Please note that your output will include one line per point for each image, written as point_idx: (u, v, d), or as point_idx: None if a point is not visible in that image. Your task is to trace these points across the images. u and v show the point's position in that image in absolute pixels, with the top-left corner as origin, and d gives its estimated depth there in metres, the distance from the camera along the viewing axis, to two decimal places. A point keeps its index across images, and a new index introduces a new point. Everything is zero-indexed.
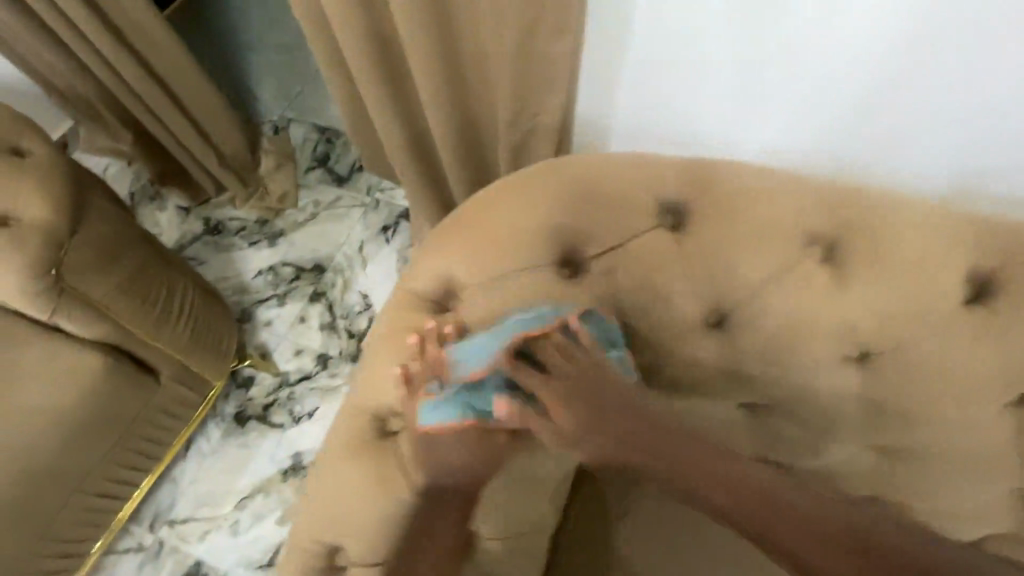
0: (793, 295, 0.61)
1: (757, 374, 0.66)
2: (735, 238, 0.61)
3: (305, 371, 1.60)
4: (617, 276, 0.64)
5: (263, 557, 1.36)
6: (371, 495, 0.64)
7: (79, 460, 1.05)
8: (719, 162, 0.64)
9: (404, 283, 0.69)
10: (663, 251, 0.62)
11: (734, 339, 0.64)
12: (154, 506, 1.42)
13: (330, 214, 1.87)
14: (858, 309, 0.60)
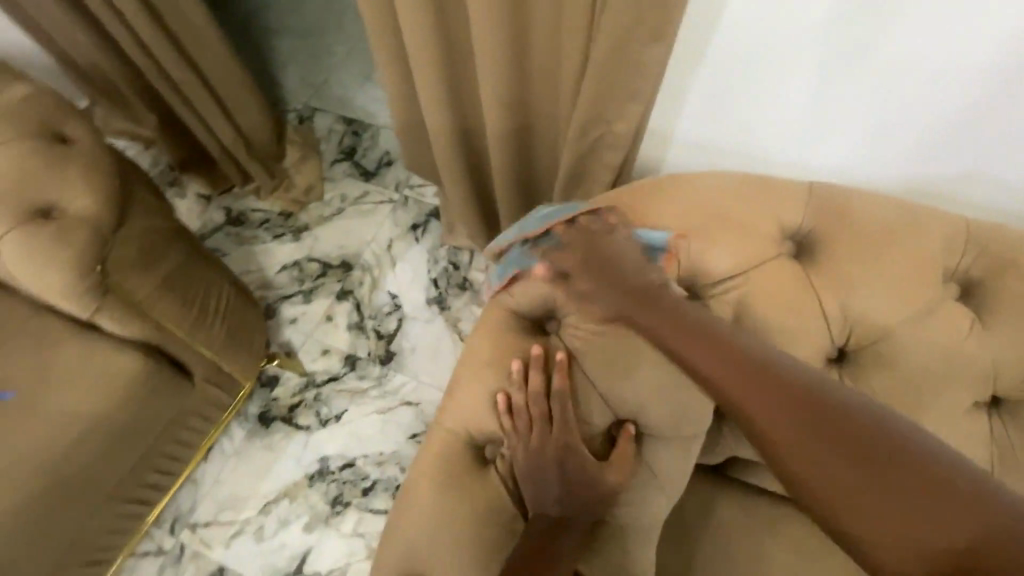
0: (928, 334, 0.64)
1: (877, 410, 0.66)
2: (861, 276, 0.65)
3: (333, 372, 1.55)
4: (742, 305, 0.67)
5: (291, 564, 1.31)
6: (462, 524, 0.66)
7: (113, 469, 1.01)
8: (844, 201, 0.67)
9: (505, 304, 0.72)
10: (789, 282, 0.66)
11: (859, 373, 0.67)
12: (175, 508, 1.37)
13: (357, 209, 1.81)
14: (995, 349, 0.63)
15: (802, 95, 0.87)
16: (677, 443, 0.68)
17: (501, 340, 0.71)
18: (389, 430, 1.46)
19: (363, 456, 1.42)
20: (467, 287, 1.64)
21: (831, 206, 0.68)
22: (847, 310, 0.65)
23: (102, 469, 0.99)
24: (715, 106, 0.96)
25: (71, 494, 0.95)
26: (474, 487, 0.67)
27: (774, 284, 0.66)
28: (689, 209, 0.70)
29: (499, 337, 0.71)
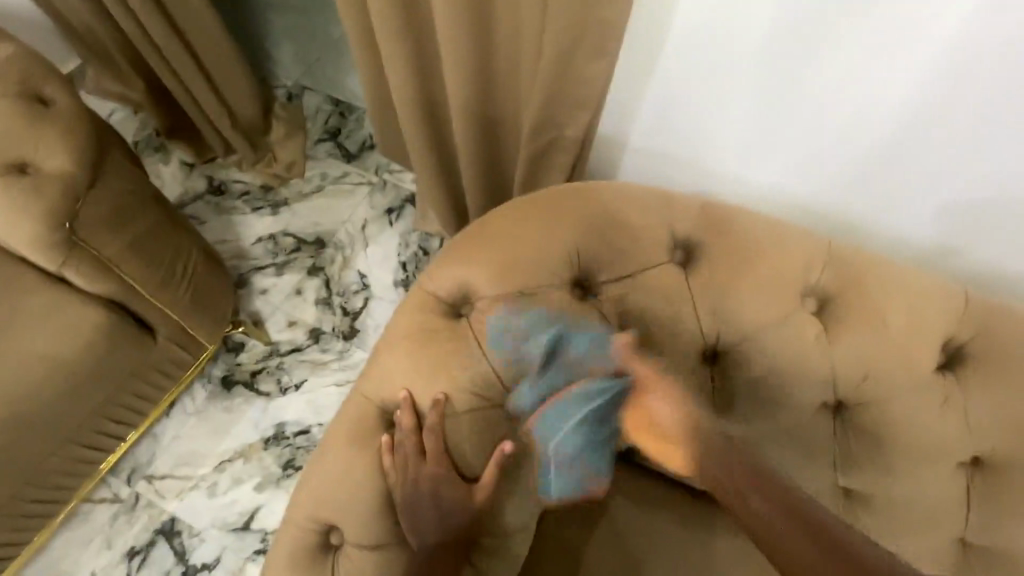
0: (791, 344, 0.72)
1: (749, 407, 0.74)
2: (740, 284, 0.72)
3: (296, 343, 1.62)
4: (627, 301, 0.72)
5: (240, 519, 1.38)
6: (370, 490, 0.70)
7: (66, 416, 1.07)
8: (737, 215, 0.75)
9: (423, 285, 0.75)
10: (673, 283, 0.72)
11: (730, 371, 0.73)
12: (134, 459, 1.44)
13: (336, 189, 1.87)
14: (850, 363, 0.71)
15: (733, 117, 0.94)
16: None
17: (418, 320, 0.73)
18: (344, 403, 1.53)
19: (318, 424, 1.50)
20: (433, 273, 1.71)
21: (727, 218, 0.75)
22: (724, 315, 0.72)
23: (55, 414, 1.05)
24: (658, 122, 1.03)
25: (23, 435, 1.01)
26: None
27: (661, 285, 0.72)
28: (596, 212, 0.74)
29: (417, 317, 0.73)
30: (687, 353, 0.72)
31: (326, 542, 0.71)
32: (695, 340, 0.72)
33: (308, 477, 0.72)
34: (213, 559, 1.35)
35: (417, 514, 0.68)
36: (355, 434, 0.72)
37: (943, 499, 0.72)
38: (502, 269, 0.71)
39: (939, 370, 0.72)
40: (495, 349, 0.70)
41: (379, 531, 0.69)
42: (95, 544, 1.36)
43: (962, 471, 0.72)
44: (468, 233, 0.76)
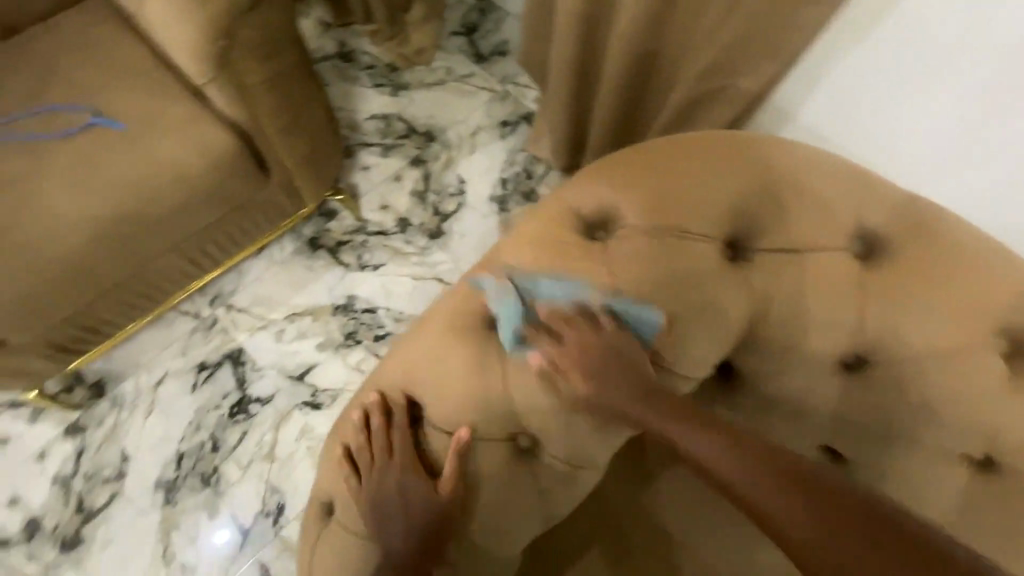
0: (953, 382, 0.64)
1: (871, 433, 0.69)
2: (911, 301, 0.64)
3: (384, 227, 1.64)
4: (779, 279, 0.65)
5: (297, 368, 1.46)
6: (456, 379, 0.67)
7: (179, 228, 1.12)
8: (932, 218, 0.67)
9: (563, 199, 0.70)
10: (844, 275, 0.65)
11: (867, 388, 0.67)
12: (218, 286, 1.53)
13: (457, 87, 1.84)
14: (1010, 419, 0.63)
15: (942, 113, 0.82)
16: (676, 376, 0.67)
17: (551, 230, 0.68)
18: (415, 295, 1.56)
19: (386, 308, 1.54)
20: (532, 198, 1.69)
21: (918, 224, 0.66)
22: (886, 325, 0.65)
23: (171, 224, 1.10)
24: (847, 101, 0.92)
25: (141, 233, 1.07)
26: None
27: (829, 276, 0.65)
28: (774, 170, 0.67)
29: (548, 228, 0.69)
30: (825, 350, 0.66)
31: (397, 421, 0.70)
32: (839, 340, 0.66)
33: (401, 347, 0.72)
34: (267, 395, 1.43)
35: (493, 430, 0.68)
36: (455, 327, 0.70)
37: None
38: (650, 204, 0.66)
39: None
40: (628, 289, 0.64)
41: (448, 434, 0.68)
42: (173, 348, 1.46)
43: None
44: (618, 157, 0.70)
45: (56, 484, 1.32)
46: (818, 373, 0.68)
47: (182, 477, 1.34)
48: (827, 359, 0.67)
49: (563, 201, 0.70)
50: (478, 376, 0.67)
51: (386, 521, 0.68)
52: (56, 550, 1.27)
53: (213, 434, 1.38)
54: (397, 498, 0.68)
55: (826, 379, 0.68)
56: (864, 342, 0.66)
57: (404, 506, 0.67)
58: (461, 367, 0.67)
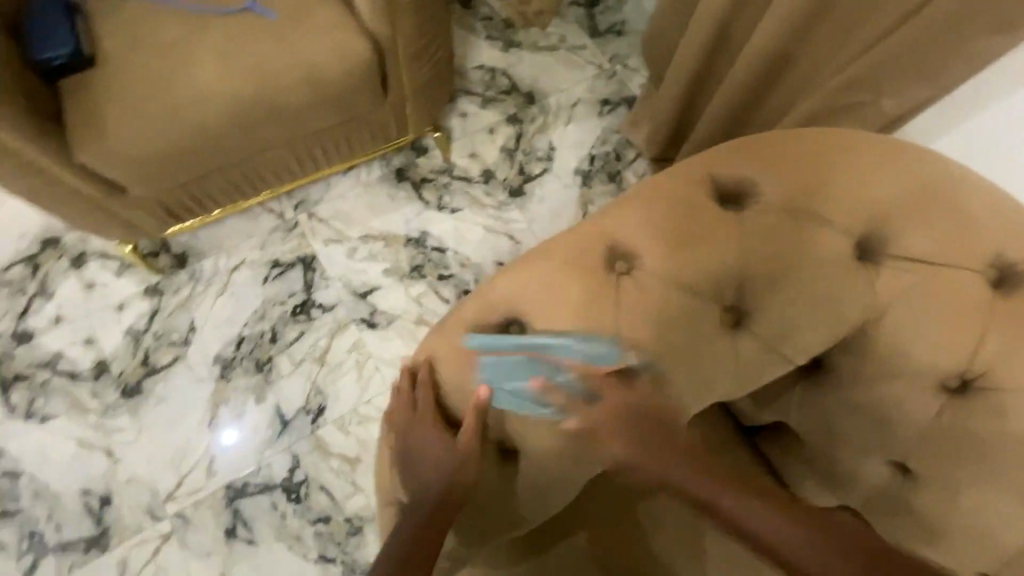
0: None
1: (954, 479, 0.65)
2: None
3: (468, 174, 1.68)
4: (908, 288, 0.62)
5: (361, 287, 1.52)
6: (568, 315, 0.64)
7: (297, 125, 1.17)
8: None
9: (702, 161, 0.67)
10: (975, 298, 0.62)
11: (967, 422, 0.64)
12: (305, 193, 1.60)
13: (566, 57, 1.85)
14: None
15: None
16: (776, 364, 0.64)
17: (686, 187, 0.66)
18: (485, 245, 1.60)
19: (455, 251, 1.58)
20: (616, 180, 1.70)
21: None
22: (1004, 356, 0.62)
23: (290, 120, 1.14)
24: (984, 142, 0.93)
25: (263, 120, 1.12)
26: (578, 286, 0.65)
27: (960, 295, 0.62)
28: (924, 183, 0.65)
29: (684, 184, 0.66)
30: (932, 372, 0.63)
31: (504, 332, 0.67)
32: (950, 365, 0.63)
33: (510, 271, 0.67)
34: (329, 304, 1.49)
35: None
36: (570, 261, 0.66)
37: None
38: (793, 183, 0.64)
39: None
40: (750, 262, 0.62)
41: None
42: (253, 239, 1.54)
43: None
44: (769, 133, 0.68)
45: (128, 335, 1.42)
46: (914, 404, 0.65)
47: (239, 359, 1.42)
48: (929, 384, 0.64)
49: (703, 160, 0.67)
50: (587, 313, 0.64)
51: (420, 475, 0.66)
52: (116, 394, 1.37)
53: (273, 327, 1.46)
54: (433, 456, 0.65)
55: (923, 403, 0.64)
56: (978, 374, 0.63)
57: (433, 458, 0.65)
58: (576, 298, 0.64)
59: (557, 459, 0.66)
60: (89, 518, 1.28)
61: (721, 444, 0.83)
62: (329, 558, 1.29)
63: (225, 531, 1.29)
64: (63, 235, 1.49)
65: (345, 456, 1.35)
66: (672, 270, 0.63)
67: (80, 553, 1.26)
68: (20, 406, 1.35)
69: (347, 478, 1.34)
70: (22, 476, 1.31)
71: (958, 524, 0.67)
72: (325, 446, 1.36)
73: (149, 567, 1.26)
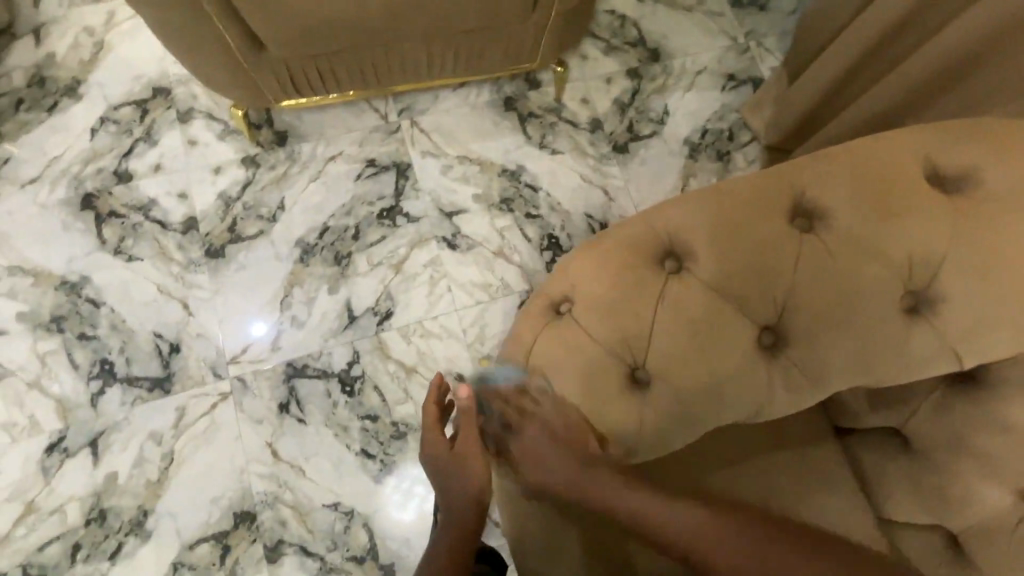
0: None
1: None
2: None
3: (576, 119, 1.63)
4: None
5: (449, 206, 1.50)
6: (737, 257, 0.62)
7: (441, 22, 1.14)
8: None
9: (918, 138, 0.64)
10: None
11: None
12: (412, 101, 1.57)
13: (702, 20, 1.75)
14: None
15: None
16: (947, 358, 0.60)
17: (897, 159, 0.62)
18: (578, 195, 1.56)
19: (547, 193, 1.55)
20: (724, 159, 1.62)
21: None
22: None
23: (437, 14, 1.12)
24: None
25: (412, 8, 1.09)
26: (756, 231, 0.62)
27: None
28: None
29: (895, 155, 0.63)
30: None
31: (659, 266, 0.64)
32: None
33: (684, 204, 0.65)
34: (415, 215, 1.49)
35: (742, 303, 0.62)
36: (751, 202, 0.63)
37: None
38: (1015, 178, 0.60)
39: None
40: (950, 248, 0.59)
41: (695, 292, 0.62)
42: (354, 134, 1.53)
43: None
44: (994, 126, 0.64)
45: (220, 199, 1.44)
46: None
47: (320, 247, 1.44)
48: None
49: (915, 138, 0.64)
50: (758, 258, 0.61)
51: (451, 484, 0.68)
52: (201, 251, 1.41)
53: (358, 224, 1.46)
54: (465, 479, 0.68)
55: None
56: None
57: (467, 472, 0.68)
58: (753, 241, 0.61)
59: (685, 405, 0.63)
60: (158, 360, 1.34)
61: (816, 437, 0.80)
62: (370, 454, 1.32)
63: (279, 405, 1.33)
64: (176, 87, 1.50)
65: (403, 363, 1.37)
66: (865, 235, 0.60)
67: (145, 390, 1.32)
68: (111, 241, 1.40)
69: (401, 385, 1.36)
70: (102, 306, 1.36)
71: None
72: (385, 349, 1.38)
73: (203, 419, 1.32)
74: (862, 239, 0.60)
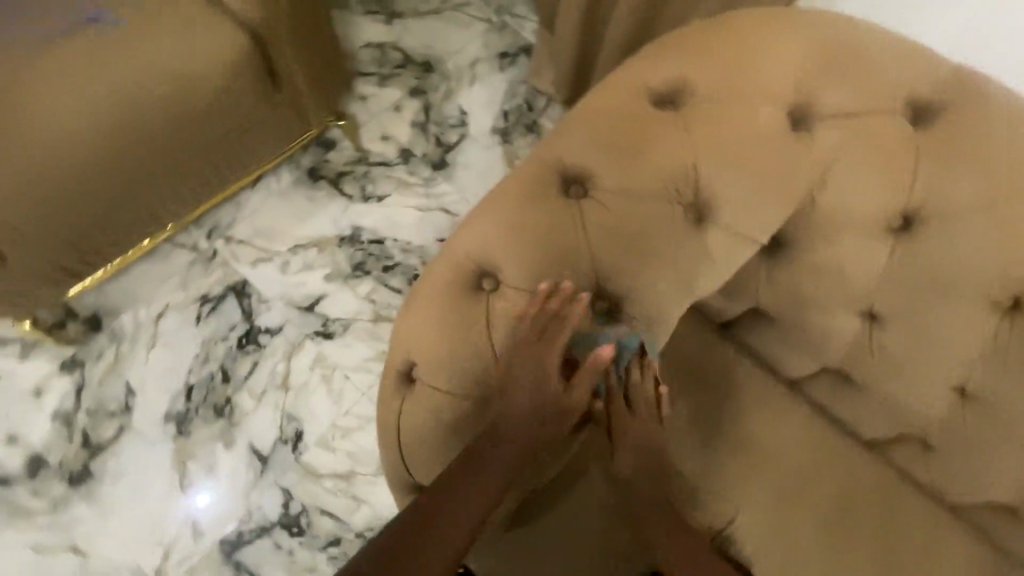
0: (990, 236, 0.65)
1: (901, 306, 0.71)
2: (949, 157, 0.65)
3: (385, 158, 1.60)
4: (836, 150, 0.66)
5: (304, 300, 1.42)
6: (533, 249, 0.63)
7: (181, 142, 1.06)
8: (981, 80, 0.67)
9: (630, 70, 0.68)
10: (900, 136, 0.65)
11: (910, 247, 0.68)
12: (215, 218, 1.47)
13: (453, 17, 1.78)
14: None
15: None
16: (742, 244, 0.65)
17: (620, 96, 0.66)
18: (423, 226, 1.54)
19: (393, 240, 1.51)
20: (535, 131, 1.67)
21: (970, 88, 0.67)
22: (937, 184, 0.66)
23: (173, 134, 1.04)
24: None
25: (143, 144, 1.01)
26: (539, 217, 0.64)
27: (892, 132, 0.66)
28: (838, 43, 0.68)
29: (617, 95, 0.67)
30: (875, 216, 0.67)
31: (478, 289, 0.65)
32: (894, 204, 0.67)
33: (468, 223, 0.66)
34: (276, 327, 1.39)
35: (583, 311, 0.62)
36: (522, 194, 0.65)
37: None
38: (715, 71, 0.66)
39: None
40: (696, 155, 0.64)
41: (515, 301, 0.63)
42: (172, 280, 1.40)
43: None
44: (683, 32, 0.70)
45: (56, 420, 1.27)
46: (863, 242, 0.69)
47: (193, 409, 1.31)
48: (870, 221, 0.68)
49: (627, 71, 0.69)
50: (551, 239, 0.63)
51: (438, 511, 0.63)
52: (64, 484, 1.24)
53: (222, 365, 1.35)
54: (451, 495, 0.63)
55: (875, 246, 0.69)
56: (910, 197, 0.67)
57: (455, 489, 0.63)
58: (540, 228, 0.63)
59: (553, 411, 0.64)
60: None
61: (701, 347, 0.88)
62: None
63: None
64: None
65: (336, 475, 1.28)
66: (627, 178, 0.63)
67: None
68: None
69: (346, 494, 1.28)
70: None
71: (919, 344, 0.72)
72: (314, 470, 1.29)
73: None
74: (625, 184, 0.63)
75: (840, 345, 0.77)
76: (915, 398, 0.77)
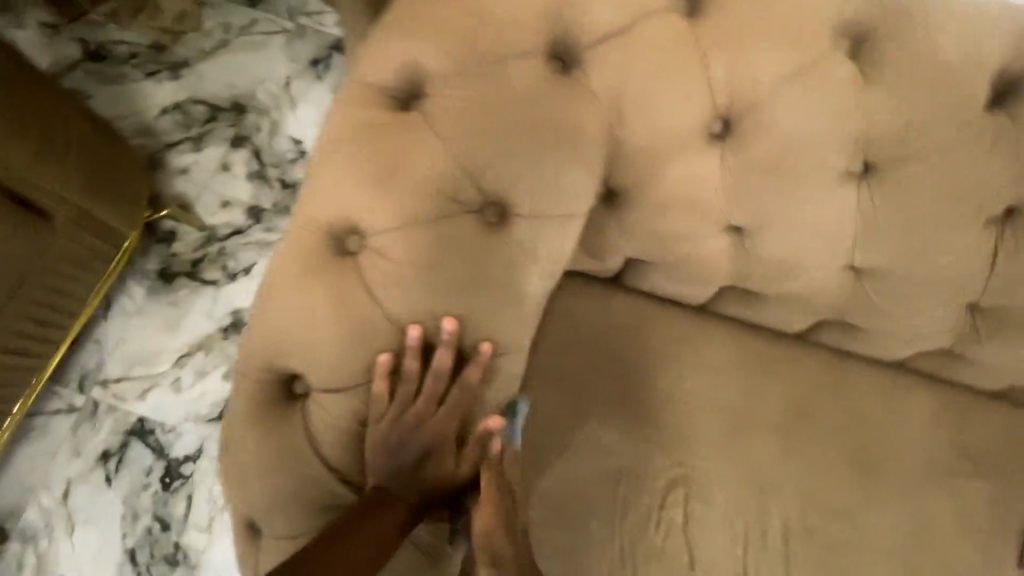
0: (803, 102, 0.65)
1: (755, 203, 0.69)
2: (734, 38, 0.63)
3: (235, 226, 1.42)
4: (622, 79, 0.63)
5: (212, 411, 1.28)
6: (332, 307, 0.63)
7: None
8: None
9: (362, 76, 0.65)
10: (673, 34, 0.63)
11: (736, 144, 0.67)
12: (80, 366, 1.31)
13: (243, 42, 1.54)
14: (871, 114, 0.65)
15: None
16: (554, 220, 0.65)
17: (358, 113, 0.63)
18: None
19: None
20: None
21: None
22: (737, 71, 0.64)
23: None
24: None
25: None
26: (330, 271, 0.63)
27: (662, 44, 0.63)
28: None
29: (358, 112, 0.64)
30: (691, 126, 0.66)
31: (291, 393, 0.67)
32: (700, 107, 0.65)
33: (263, 304, 0.64)
34: (195, 450, 1.27)
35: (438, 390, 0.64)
36: (301, 258, 0.63)
37: (957, 261, 0.73)
38: (447, 48, 0.62)
39: (984, 113, 0.66)
40: (460, 151, 0.61)
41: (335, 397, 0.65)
42: (62, 452, 1.26)
43: (982, 227, 0.71)
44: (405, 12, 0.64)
45: None
46: (686, 156, 0.67)
47: (147, 569, 1.21)
48: (686, 135, 0.66)
49: (360, 79, 0.65)
50: (340, 302, 0.63)
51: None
52: None
53: (155, 514, 1.23)
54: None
55: (700, 157, 0.67)
56: (715, 97, 0.65)
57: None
58: (322, 295, 0.63)
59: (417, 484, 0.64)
60: None
61: (599, 308, 0.83)
62: None
63: None
64: None
65: None
66: (401, 204, 0.62)
67: None
68: None
69: None
70: None
71: (784, 231, 0.71)
72: None
73: None
74: (395, 217, 0.62)
75: (717, 262, 0.75)
76: (805, 282, 0.76)
